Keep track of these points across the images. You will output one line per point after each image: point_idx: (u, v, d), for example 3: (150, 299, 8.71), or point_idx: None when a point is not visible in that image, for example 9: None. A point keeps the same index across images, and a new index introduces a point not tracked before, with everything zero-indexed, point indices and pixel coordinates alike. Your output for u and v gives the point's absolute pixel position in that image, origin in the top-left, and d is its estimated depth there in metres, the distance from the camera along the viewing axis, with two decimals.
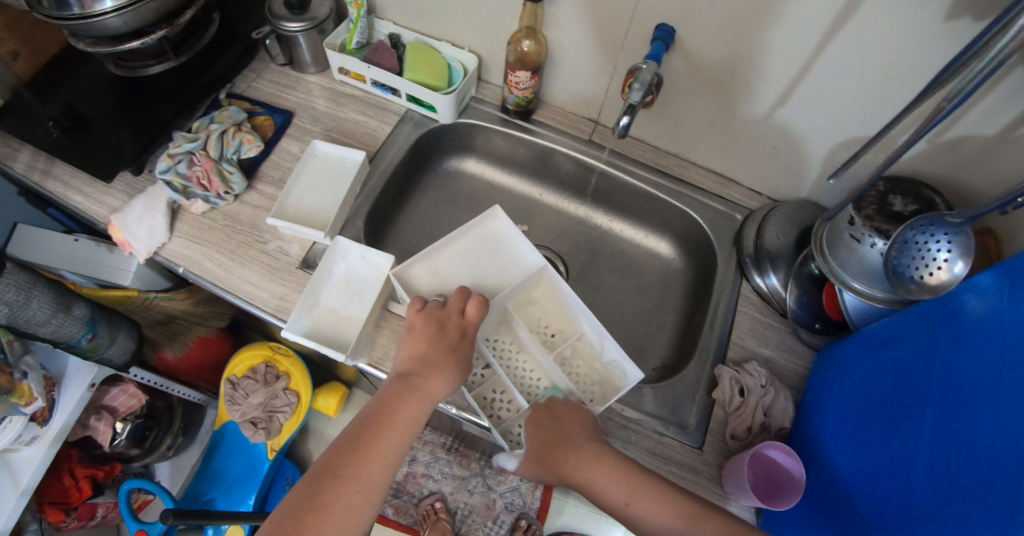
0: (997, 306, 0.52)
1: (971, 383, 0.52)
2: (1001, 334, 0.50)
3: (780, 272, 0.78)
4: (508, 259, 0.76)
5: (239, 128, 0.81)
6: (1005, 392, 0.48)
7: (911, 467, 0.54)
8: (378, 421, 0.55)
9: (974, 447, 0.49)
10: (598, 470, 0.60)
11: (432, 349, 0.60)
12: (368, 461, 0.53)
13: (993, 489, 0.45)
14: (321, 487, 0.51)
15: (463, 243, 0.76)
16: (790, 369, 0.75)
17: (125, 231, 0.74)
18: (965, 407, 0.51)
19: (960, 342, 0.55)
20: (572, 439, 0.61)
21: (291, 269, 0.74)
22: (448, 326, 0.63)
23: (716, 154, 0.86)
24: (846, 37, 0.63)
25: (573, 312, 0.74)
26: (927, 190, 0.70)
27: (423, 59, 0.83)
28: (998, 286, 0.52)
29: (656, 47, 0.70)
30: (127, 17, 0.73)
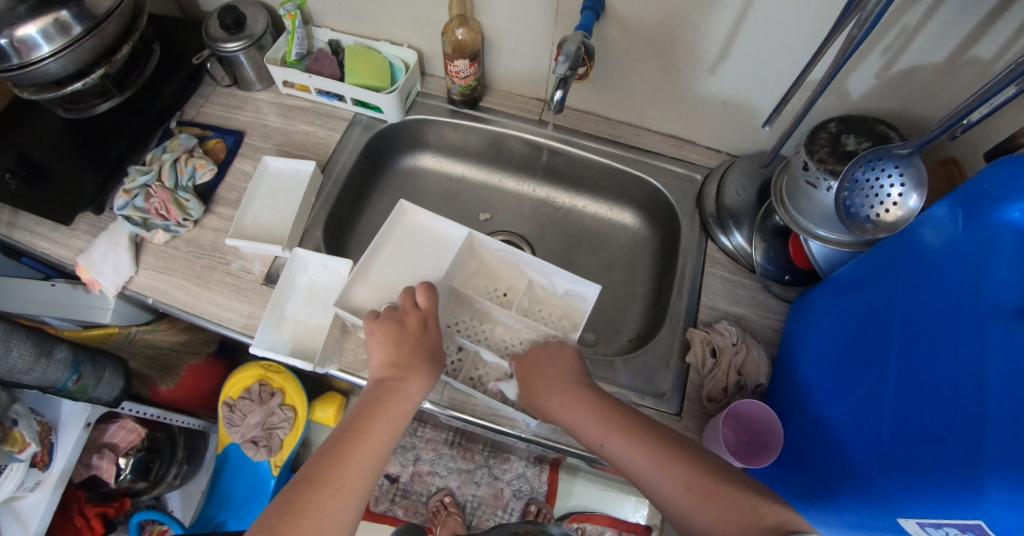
0: (953, 237, 0.52)
1: (931, 318, 0.51)
2: (959, 265, 0.50)
3: (744, 230, 0.77)
4: (436, 245, 0.76)
5: (190, 155, 0.82)
6: (965, 324, 0.48)
7: (879, 410, 0.53)
8: (356, 426, 0.57)
9: (931, 381, 0.49)
10: (579, 412, 0.61)
11: (402, 347, 0.61)
12: (344, 466, 0.54)
13: (951, 425, 0.45)
14: (298, 492, 0.52)
15: (389, 248, 0.75)
16: (764, 322, 0.76)
17: (91, 270, 0.75)
18: (926, 343, 0.51)
19: (920, 276, 0.54)
20: (552, 385, 0.64)
21: (255, 287, 0.74)
22: (413, 324, 0.63)
23: (669, 118, 0.85)
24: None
25: (512, 263, 0.76)
26: (879, 126, 0.70)
27: (362, 61, 0.83)
28: (954, 216, 0.52)
29: (586, 17, 0.69)
30: (65, 61, 0.75)
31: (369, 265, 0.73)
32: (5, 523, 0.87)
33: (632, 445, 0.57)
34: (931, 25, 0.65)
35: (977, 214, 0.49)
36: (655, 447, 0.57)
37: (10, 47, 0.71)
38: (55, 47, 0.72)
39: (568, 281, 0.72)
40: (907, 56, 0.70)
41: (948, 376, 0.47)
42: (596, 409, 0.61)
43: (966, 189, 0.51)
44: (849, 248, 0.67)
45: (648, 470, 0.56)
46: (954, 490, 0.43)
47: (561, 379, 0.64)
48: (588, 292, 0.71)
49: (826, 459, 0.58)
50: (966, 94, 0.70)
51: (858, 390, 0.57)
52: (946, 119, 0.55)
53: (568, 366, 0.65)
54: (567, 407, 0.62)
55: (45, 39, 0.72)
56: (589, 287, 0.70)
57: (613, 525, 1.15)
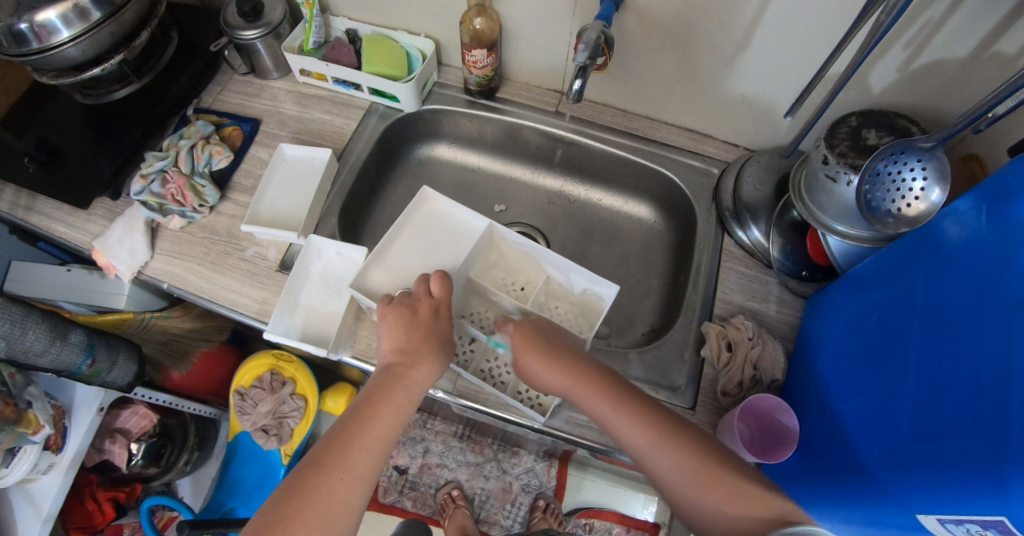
0: (977, 229, 0.51)
1: (952, 312, 0.51)
2: (981, 257, 0.50)
3: (761, 224, 0.77)
4: (454, 234, 0.77)
5: (207, 142, 0.82)
6: (988, 316, 0.47)
7: (899, 404, 0.53)
8: (363, 410, 0.57)
9: (952, 374, 0.48)
10: (580, 385, 0.61)
11: (412, 335, 0.61)
12: (353, 450, 0.55)
13: (974, 420, 0.44)
14: (305, 476, 0.53)
15: (407, 233, 0.76)
16: (780, 318, 0.75)
17: (108, 255, 0.76)
18: (946, 337, 0.50)
19: (941, 270, 0.54)
20: (554, 360, 0.63)
21: (270, 273, 0.75)
22: (424, 312, 0.63)
23: (687, 111, 0.84)
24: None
25: (531, 257, 0.76)
26: (902, 121, 0.70)
27: (379, 50, 0.82)
28: (977, 208, 0.51)
29: (606, 7, 0.69)
30: (84, 46, 0.75)
31: (386, 249, 0.73)
32: (18, 504, 0.88)
33: (642, 425, 0.58)
34: (957, 17, 0.65)
35: (1001, 205, 0.49)
36: (669, 431, 0.57)
37: (29, 32, 0.72)
38: (74, 32, 0.73)
39: (588, 279, 0.72)
40: (932, 49, 0.69)
41: (970, 369, 0.47)
42: (600, 384, 0.61)
43: (992, 182, 0.50)
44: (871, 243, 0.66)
45: (650, 455, 0.57)
46: (979, 485, 0.42)
47: (562, 355, 0.63)
48: (606, 292, 0.71)
49: (844, 459, 0.57)
50: (993, 88, 0.69)
51: (877, 387, 0.56)
52: (969, 112, 0.54)
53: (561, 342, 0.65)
54: (575, 385, 0.61)
55: (65, 25, 0.73)
56: (608, 286, 0.70)
57: (621, 521, 1.14)
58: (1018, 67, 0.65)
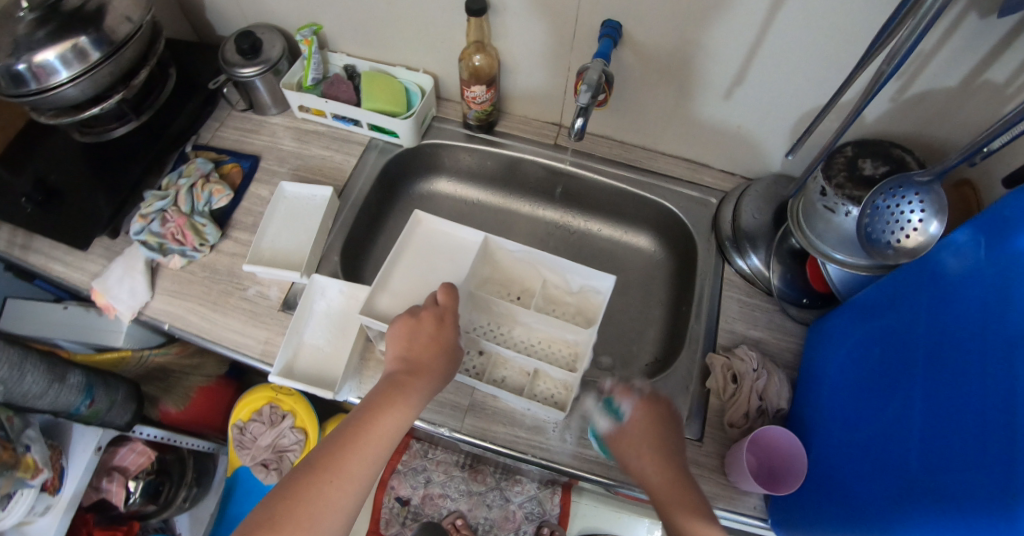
0: (975, 263, 0.51)
1: (956, 343, 0.51)
2: (982, 290, 0.50)
3: (760, 252, 0.78)
4: (451, 250, 0.78)
5: (206, 180, 0.82)
6: (991, 347, 0.47)
7: (906, 435, 0.53)
8: (362, 416, 0.57)
9: (960, 403, 0.48)
10: (644, 457, 0.59)
11: (416, 343, 0.62)
12: (348, 456, 0.54)
13: (983, 446, 0.44)
14: (298, 478, 0.53)
15: (405, 256, 0.77)
16: (782, 346, 0.76)
17: (107, 295, 0.77)
18: (952, 367, 0.51)
19: (944, 302, 0.54)
20: (646, 442, 0.60)
21: (273, 313, 0.75)
22: (429, 320, 0.64)
23: (684, 142, 0.86)
24: (796, 6, 0.62)
25: (526, 264, 0.79)
26: (896, 149, 0.72)
27: (379, 86, 0.82)
28: (974, 243, 0.52)
29: (605, 44, 0.70)
30: (83, 86, 0.76)
31: (387, 275, 0.74)
32: None
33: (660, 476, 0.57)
34: (946, 50, 0.67)
35: (999, 241, 0.49)
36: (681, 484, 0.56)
37: (28, 72, 0.72)
38: (73, 72, 0.74)
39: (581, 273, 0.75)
40: (923, 80, 0.71)
41: (977, 400, 0.47)
42: (655, 446, 0.59)
43: (988, 216, 0.51)
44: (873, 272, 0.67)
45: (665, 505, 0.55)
46: (988, 517, 0.42)
47: (659, 435, 0.60)
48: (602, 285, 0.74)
49: (850, 487, 0.57)
50: (984, 117, 0.70)
51: (887, 413, 0.57)
52: (967, 147, 0.56)
53: (662, 416, 0.62)
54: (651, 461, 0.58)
55: (64, 65, 0.73)
56: (603, 278, 0.73)
57: None
58: (1008, 95, 0.67)
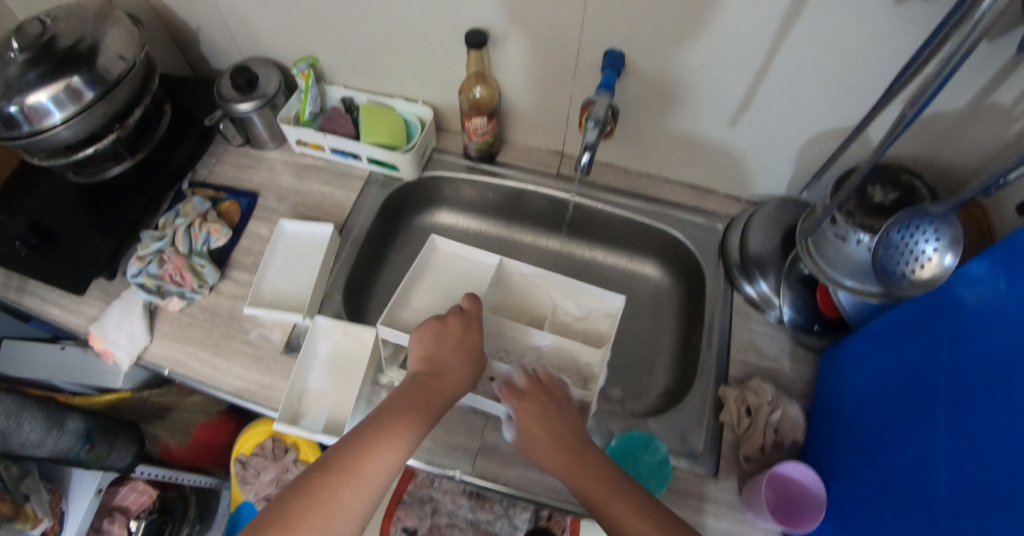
0: (996, 295, 0.50)
1: (979, 375, 0.49)
2: (1003, 321, 0.49)
3: (769, 279, 0.77)
4: (468, 271, 0.82)
5: (204, 219, 0.80)
6: (1014, 376, 0.45)
7: (932, 469, 0.51)
8: (385, 416, 0.56)
9: (987, 430, 0.46)
10: (556, 454, 0.57)
11: (443, 345, 0.65)
12: (369, 456, 0.53)
13: (1013, 467, 0.42)
14: (314, 476, 0.51)
15: (423, 278, 0.81)
16: (796, 375, 0.74)
17: (105, 340, 0.75)
18: (976, 397, 0.49)
19: (965, 334, 0.53)
20: (550, 433, 0.59)
21: (275, 356, 0.73)
22: (455, 324, 0.68)
23: (689, 168, 0.85)
24: (804, 29, 0.62)
25: (537, 288, 0.82)
26: (905, 174, 0.71)
27: (379, 119, 0.81)
28: (994, 275, 0.51)
29: (608, 75, 0.69)
30: (77, 127, 0.75)
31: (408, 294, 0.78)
32: None
33: (590, 472, 0.55)
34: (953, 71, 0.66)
35: (1018, 272, 0.48)
36: (621, 482, 0.54)
37: (20, 114, 0.70)
38: (66, 113, 0.72)
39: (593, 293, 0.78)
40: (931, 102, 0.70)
41: (1002, 429, 0.45)
42: (565, 438, 0.58)
43: (1004, 247, 0.50)
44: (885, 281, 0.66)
45: (603, 501, 0.53)
46: None
47: (559, 428, 0.59)
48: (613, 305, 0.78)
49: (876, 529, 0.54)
50: (993, 138, 0.70)
51: (905, 439, 0.56)
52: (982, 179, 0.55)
53: (563, 407, 0.62)
54: (566, 463, 0.56)
55: (57, 106, 0.72)
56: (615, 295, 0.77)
57: None
58: (1017, 115, 0.66)
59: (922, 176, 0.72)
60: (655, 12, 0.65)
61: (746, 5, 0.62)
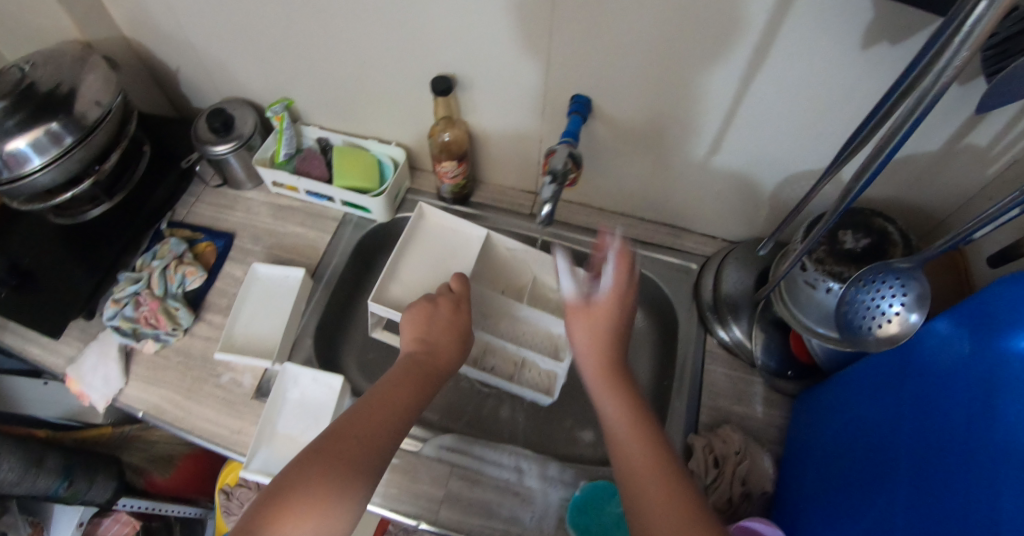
0: (959, 354, 0.51)
1: (940, 433, 0.49)
2: (965, 380, 0.49)
3: (742, 323, 0.76)
4: (454, 246, 0.83)
5: (180, 261, 0.81)
6: (976, 435, 0.46)
7: (886, 526, 0.50)
8: (378, 394, 0.58)
9: (945, 485, 0.46)
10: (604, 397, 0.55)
11: (436, 324, 0.67)
12: (364, 428, 0.54)
13: (972, 520, 0.42)
14: (314, 453, 0.52)
15: (412, 248, 0.81)
16: (768, 421, 0.74)
17: (81, 383, 0.76)
18: (935, 454, 0.49)
19: (928, 393, 0.53)
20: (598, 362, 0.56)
21: (246, 401, 0.74)
22: (445, 305, 0.70)
23: (663, 208, 0.85)
24: (768, 76, 0.62)
25: (521, 262, 0.84)
26: (878, 219, 0.70)
27: (351, 162, 0.82)
28: (958, 334, 0.51)
29: (573, 120, 0.69)
30: (55, 172, 0.75)
31: (398, 264, 0.79)
32: None
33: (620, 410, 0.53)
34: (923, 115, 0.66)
35: (982, 332, 0.49)
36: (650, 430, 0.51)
37: None
38: (45, 158, 0.73)
39: None
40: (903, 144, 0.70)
41: (962, 485, 0.45)
42: (610, 370, 0.55)
43: (966, 307, 0.51)
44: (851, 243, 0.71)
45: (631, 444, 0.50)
46: None
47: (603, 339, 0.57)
48: None
49: None
50: (966, 180, 0.69)
51: (866, 484, 0.55)
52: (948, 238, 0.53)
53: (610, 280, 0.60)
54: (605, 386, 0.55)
55: (37, 151, 0.73)
56: None
57: None
58: (992, 156, 0.65)
59: (897, 220, 0.70)
60: (620, 57, 0.65)
61: (709, 53, 0.62)
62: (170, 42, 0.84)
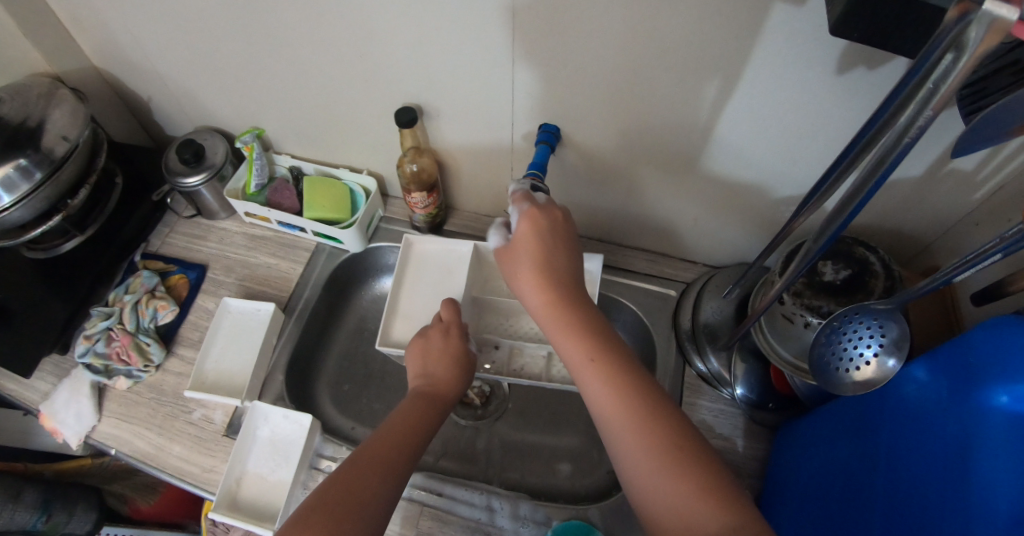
0: (937, 403, 0.48)
1: (918, 487, 0.47)
2: (943, 432, 0.47)
3: (721, 355, 0.75)
4: (448, 265, 0.82)
5: (152, 295, 0.81)
6: (954, 492, 0.43)
7: None
8: (389, 427, 0.61)
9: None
10: (570, 343, 0.55)
11: (430, 356, 0.69)
12: (381, 455, 0.57)
13: None
14: (335, 478, 0.53)
15: (409, 280, 0.82)
16: (748, 455, 0.72)
17: (54, 419, 0.75)
18: (913, 508, 0.47)
19: (905, 442, 0.50)
20: (562, 311, 0.57)
21: (217, 438, 0.73)
22: (435, 335, 0.72)
23: (639, 232, 0.84)
24: (741, 103, 0.60)
25: None
26: (861, 248, 0.67)
27: (321, 192, 0.81)
28: (935, 382, 0.49)
29: (542, 150, 0.67)
30: (30, 206, 0.74)
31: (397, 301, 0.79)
32: None
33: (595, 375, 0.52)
34: None
35: (960, 381, 0.46)
36: (620, 380, 0.51)
37: None
38: (16, 195, 0.72)
39: None
40: None
41: None
42: (573, 323, 0.56)
43: (946, 353, 0.49)
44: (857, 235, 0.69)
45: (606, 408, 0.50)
46: None
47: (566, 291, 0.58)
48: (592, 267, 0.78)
49: None
50: (950, 204, 0.67)
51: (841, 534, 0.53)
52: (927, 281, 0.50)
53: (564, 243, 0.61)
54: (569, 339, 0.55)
55: (6, 189, 0.71)
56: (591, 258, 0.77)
57: None
58: (979, 181, 0.62)
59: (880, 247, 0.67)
60: (587, 86, 0.63)
61: (680, 81, 0.59)
62: (139, 72, 0.83)
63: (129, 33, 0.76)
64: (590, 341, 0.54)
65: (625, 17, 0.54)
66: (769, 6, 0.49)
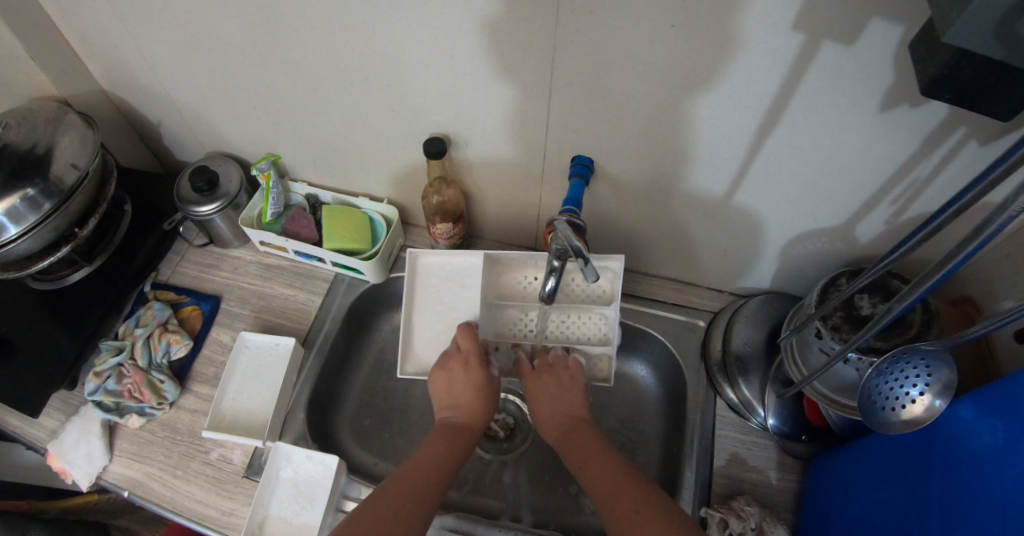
0: (990, 444, 0.47)
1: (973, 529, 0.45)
2: (997, 473, 0.45)
3: (752, 385, 0.74)
4: (458, 277, 0.80)
5: (164, 328, 0.78)
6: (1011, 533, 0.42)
7: None
8: (421, 457, 0.60)
9: None
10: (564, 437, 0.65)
11: (453, 388, 0.68)
12: (412, 482, 0.56)
13: None
14: (373, 502, 0.53)
15: (420, 302, 0.80)
16: (782, 489, 0.71)
17: (63, 459, 0.70)
18: None
19: (958, 484, 0.49)
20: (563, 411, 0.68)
21: (236, 479, 0.70)
22: (457, 367, 0.70)
23: (663, 260, 0.84)
24: (780, 138, 0.58)
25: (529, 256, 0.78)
26: (895, 280, 0.65)
27: (340, 222, 0.79)
28: (988, 422, 0.48)
29: (576, 185, 0.66)
30: (36, 238, 0.71)
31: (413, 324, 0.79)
32: None
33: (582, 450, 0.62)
34: None
35: (1015, 421, 0.45)
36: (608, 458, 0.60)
37: None
38: (22, 226, 0.69)
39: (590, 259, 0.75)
40: None
41: None
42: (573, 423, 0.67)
43: (997, 394, 0.47)
44: (911, 262, 0.70)
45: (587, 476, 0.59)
46: None
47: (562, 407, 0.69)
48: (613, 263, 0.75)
49: None
50: None
51: None
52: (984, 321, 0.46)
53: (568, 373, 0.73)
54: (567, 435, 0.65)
55: (13, 220, 0.68)
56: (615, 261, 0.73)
57: None
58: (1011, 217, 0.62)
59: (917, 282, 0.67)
60: (622, 120, 0.62)
61: (719, 116, 0.58)
62: (150, 96, 0.81)
63: (143, 59, 0.73)
64: (602, 448, 0.62)
65: (667, 52, 0.53)
66: (819, 44, 0.48)
